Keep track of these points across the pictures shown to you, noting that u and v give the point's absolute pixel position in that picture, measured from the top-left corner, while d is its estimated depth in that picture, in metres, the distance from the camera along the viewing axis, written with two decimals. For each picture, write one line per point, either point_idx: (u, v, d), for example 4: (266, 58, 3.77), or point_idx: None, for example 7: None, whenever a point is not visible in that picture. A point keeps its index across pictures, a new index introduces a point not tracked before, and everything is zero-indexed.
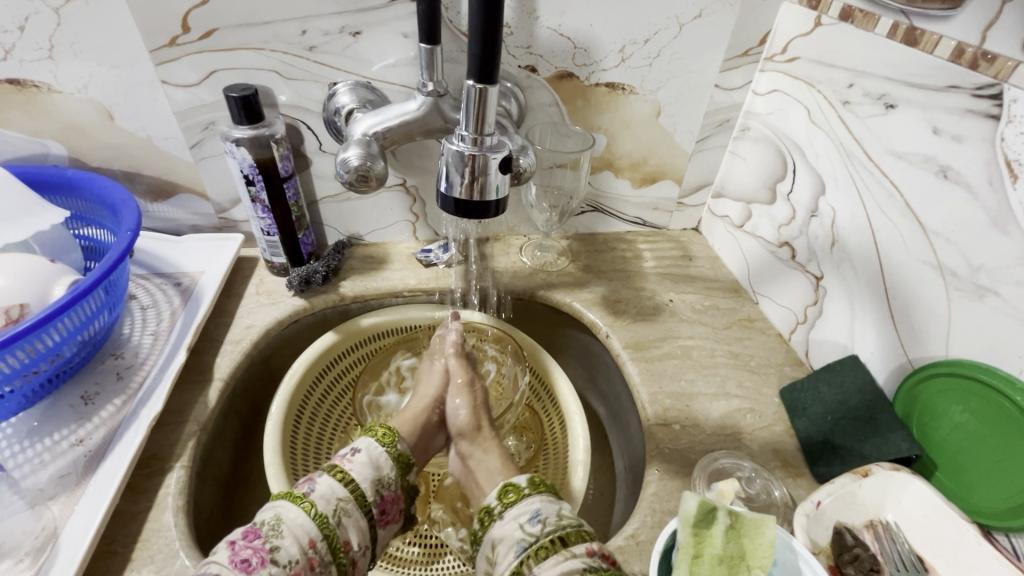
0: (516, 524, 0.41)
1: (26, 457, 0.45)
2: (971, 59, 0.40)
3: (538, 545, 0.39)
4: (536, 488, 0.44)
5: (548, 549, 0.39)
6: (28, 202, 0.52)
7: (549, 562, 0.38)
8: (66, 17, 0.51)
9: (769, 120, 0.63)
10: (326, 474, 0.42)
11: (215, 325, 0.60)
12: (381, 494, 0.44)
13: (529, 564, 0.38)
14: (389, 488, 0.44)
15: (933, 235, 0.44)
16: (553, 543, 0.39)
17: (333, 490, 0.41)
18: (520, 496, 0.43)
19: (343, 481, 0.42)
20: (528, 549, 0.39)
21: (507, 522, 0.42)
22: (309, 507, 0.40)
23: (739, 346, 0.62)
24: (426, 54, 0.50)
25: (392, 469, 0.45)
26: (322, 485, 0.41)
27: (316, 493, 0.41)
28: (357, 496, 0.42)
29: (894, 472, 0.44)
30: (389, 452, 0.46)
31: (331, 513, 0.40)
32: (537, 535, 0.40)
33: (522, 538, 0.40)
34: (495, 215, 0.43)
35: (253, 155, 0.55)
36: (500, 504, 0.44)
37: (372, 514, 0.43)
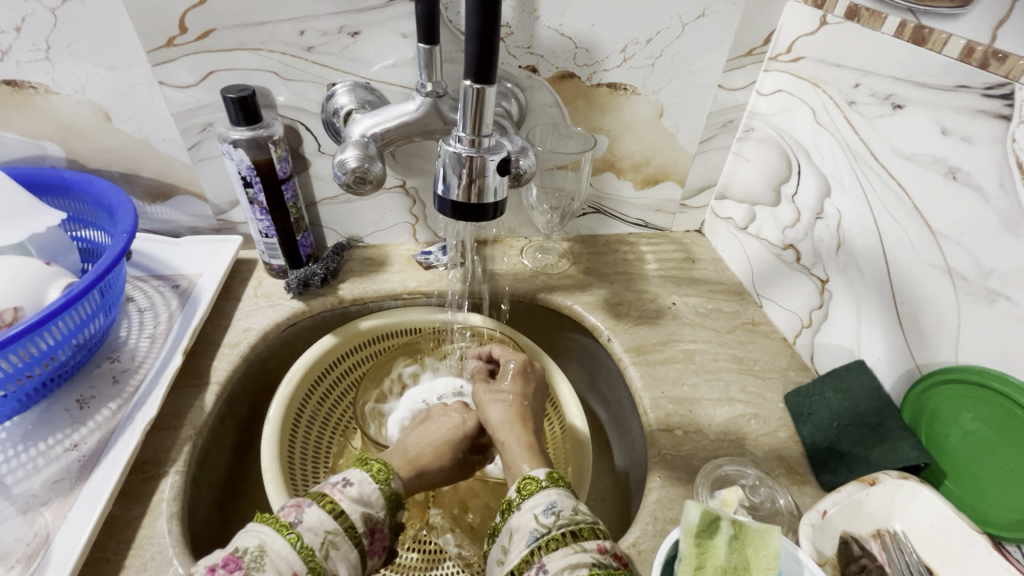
0: (530, 515, 0.40)
1: (20, 462, 0.44)
2: (982, 58, 0.39)
3: (549, 537, 0.38)
4: (554, 482, 0.42)
5: (558, 542, 0.37)
6: (25, 203, 0.52)
7: (558, 554, 0.36)
8: (62, 17, 0.50)
9: (773, 121, 0.62)
10: (313, 505, 0.41)
11: (212, 328, 0.59)
12: (371, 525, 0.42)
13: (540, 554, 0.37)
14: (378, 521, 0.43)
15: (942, 238, 0.43)
16: (564, 536, 0.37)
17: (322, 521, 0.40)
18: (537, 488, 0.42)
19: (332, 513, 0.41)
20: (539, 540, 0.38)
21: (522, 512, 0.40)
22: (294, 538, 0.39)
23: (742, 349, 0.61)
24: (425, 54, 0.49)
25: (383, 506, 0.44)
26: (311, 517, 0.40)
27: (303, 525, 0.39)
28: (347, 528, 0.41)
29: (903, 481, 0.43)
30: (382, 488, 0.44)
31: (318, 546, 0.39)
32: (549, 527, 0.38)
33: (534, 528, 0.39)
34: (494, 217, 0.43)
35: (251, 156, 0.54)
36: (518, 494, 0.42)
37: (362, 544, 0.41)
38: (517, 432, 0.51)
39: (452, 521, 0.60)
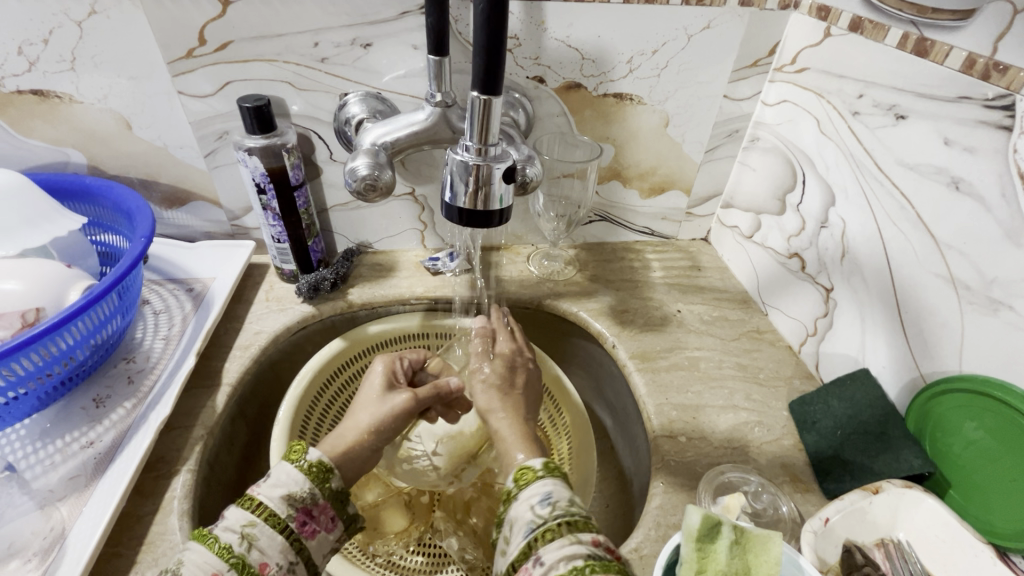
0: (527, 505, 0.40)
1: (38, 458, 0.46)
2: (983, 70, 0.40)
3: (546, 527, 0.38)
4: (551, 472, 0.43)
5: (555, 531, 0.37)
6: (47, 208, 0.54)
7: (555, 544, 0.36)
8: (88, 30, 0.52)
9: (779, 130, 0.63)
10: (236, 507, 0.39)
11: (225, 331, 0.61)
12: (297, 507, 0.40)
13: (536, 546, 0.37)
14: (304, 500, 0.41)
15: (945, 247, 0.44)
16: (561, 526, 0.37)
17: (240, 516, 0.38)
18: (534, 477, 0.42)
19: (250, 508, 0.39)
20: (536, 530, 0.38)
21: (519, 503, 0.41)
22: (213, 541, 0.37)
23: (748, 357, 0.61)
24: (434, 65, 0.51)
25: (305, 482, 0.41)
26: (230, 517, 0.38)
27: (221, 527, 0.38)
28: (267, 517, 0.39)
29: (906, 489, 0.43)
30: (298, 466, 0.42)
31: (237, 542, 0.37)
32: (546, 518, 0.38)
33: (531, 520, 0.39)
34: (499, 224, 0.44)
35: (265, 164, 0.56)
36: (516, 484, 0.42)
37: (291, 529, 0.39)
38: (510, 422, 0.51)
39: (456, 522, 0.61)
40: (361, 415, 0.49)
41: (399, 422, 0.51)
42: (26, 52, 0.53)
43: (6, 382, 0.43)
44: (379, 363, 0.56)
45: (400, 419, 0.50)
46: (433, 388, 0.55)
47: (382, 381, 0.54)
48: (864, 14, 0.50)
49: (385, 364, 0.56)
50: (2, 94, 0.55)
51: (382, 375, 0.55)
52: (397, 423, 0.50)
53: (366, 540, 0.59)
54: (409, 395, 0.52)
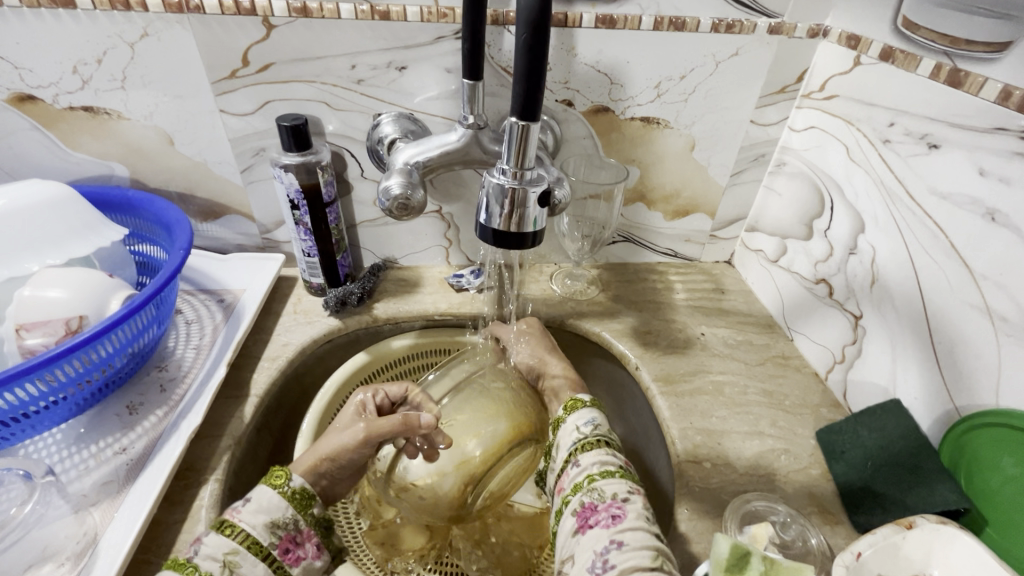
0: (573, 426, 0.49)
1: (73, 462, 0.47)
2: (1019, 102, 0.40)
3: (586, 440, 0.47)
4: (595, 404, 0.52)
5: (592, 444, 0.47)
6: (91, 219, 0.56)
7: (592, 453, 0.46)
8: (139, 51, 0.55)
9: (806, 156, 0.63)
10: (216, 533, 0.40)
11: (253, 342, 0.62)
12: (279, 534, 0.42)
13: (576, 454, 0.47)
14: (286, 527, 0.42)
15: (981, 278, 0.43)
16: (598, 440, 0.47)
17: (221, 544, 0.39)
18: (581, 405, 0.51)
19: (232, 534, 0.40)
20: (578, 442, 0.48)
21: (567, 426, 0.50)
22: (192, 570, 0.38)
23: (773, 384, 0.61)
24: (468, 88, 0.52)
25: (288, 509, 0.43)
26: (209, 545, 0.39)
27: (200, 555, 0.38)
28: (250, 545, 0.40)
29: (942, 525, 0.41)
30: (281, 492, 0.43)
31: (220, 570, 0.38)
32: (587, 434, 0.48)
33: (575, 435, 0.48)
34: (531, 245, 0.44)
35: (300, 181, 0.58)
36: (566, 411, 0.51)
37: (274, 556, 0.41)
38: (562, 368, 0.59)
39: (476, 541, 0.61)
40: (325, 441, 0.49)
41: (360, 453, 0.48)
42: (80, 71, 0.56)
43: (47, 387, 0.44)
44: (356, 394, 0.55)
45: (354, 453, 0.48)
46: (396, 421, 0.48)
47: (351, 413, 0.53)
48: (895, 43, 0.50)
49: (361, 395, 0.55)
50: (55, 110, 0.58)
51: (355, 406, 0.53)
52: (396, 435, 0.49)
53: (384, 556, 0.59)
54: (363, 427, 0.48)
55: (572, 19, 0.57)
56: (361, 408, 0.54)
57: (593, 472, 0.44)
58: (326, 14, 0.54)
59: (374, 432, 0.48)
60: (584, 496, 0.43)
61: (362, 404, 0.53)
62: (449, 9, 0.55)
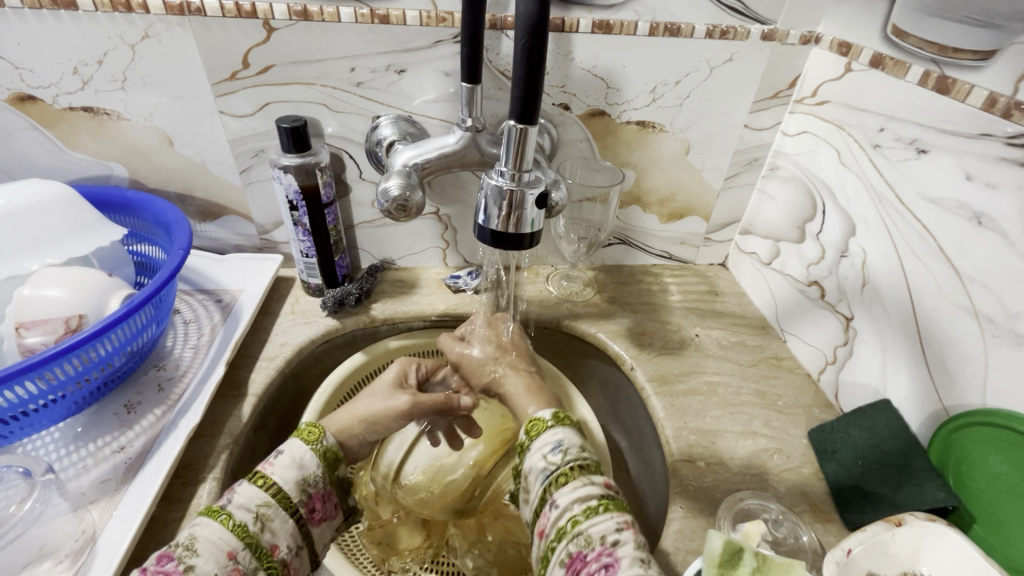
0: (539, 454, 0.45)
1: (71, 461, 0.47)
2: (1004, 109, 0.41)
3: (558, 472, 0.43)
4: (559, 421, 0.48)
5: (567, 475, 0.43)
6: (91, 219, 0.56)
7: (568, 488, 0.42)
8: (139, 52, 0.55)
9: (799, 160, 0.64)
10: (248, 484, 0.42)
11: (251, 342, 0.62)
12: (309, 492, 0.44)
13: (552, 490, 0.43)
14: (316, 485, 0.45)
15: (968, 281, 0.44)
16: (573, 470, 0.43)
17: (254, 496, 0.41)
18: (544, 427, 0.47)
19: (264, 486, 0.42)
20: (551, 476, 0.43)
21: (532, 452, 0.46)
22: (228, 519, 0.39)
23: (766, 384, 0.62)
24: (467, 91, 0.53)
25: (318, 466, 0.45)
26: (242, 495, 0.41)
27: (234, 504, 0.40)
28: (281, 499, 0.42)
29: (930, 523, 0.42)
30: (314, 449, 0.46)
31: (252, 521, 0.40)
32: (558, 463, 0.44)
33: (545, 466, 0.44)
34: (529, 246, 0.45)
35: (299, 182, 0.58)
36: (529, 435, 0.48)
37: (301, 513, 0.43)
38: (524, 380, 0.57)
39: (470, 542, 0.61)
40: (360, 404, 0.52)
41: (394, 423, 0.52)
42: (81, 72, 0.56)
43: (46, 385, 0.45)
44: (394, 363, 0.58)
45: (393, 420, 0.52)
46: (440, 398, 0.54)
47: (393, 379, 0.56)
48: (885, 51, 0.51)
49: (399, 365, 0.58)
50: (55, 110, 0.58)
51: (397, 373, 0.57)
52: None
53: (381, 556, 0.59)
54: (409, 396, 0.53)
55: (569, 24, 0.58)
56: (402, 377, 0.58)
57: (575, 513, 0.40)
58: (326, 17, 0.54)
59: (419, 402, 0.53)
60: (570, 545, 0.39)
61: (405, 372, 0.57)
62: (448, 14, 0.55)
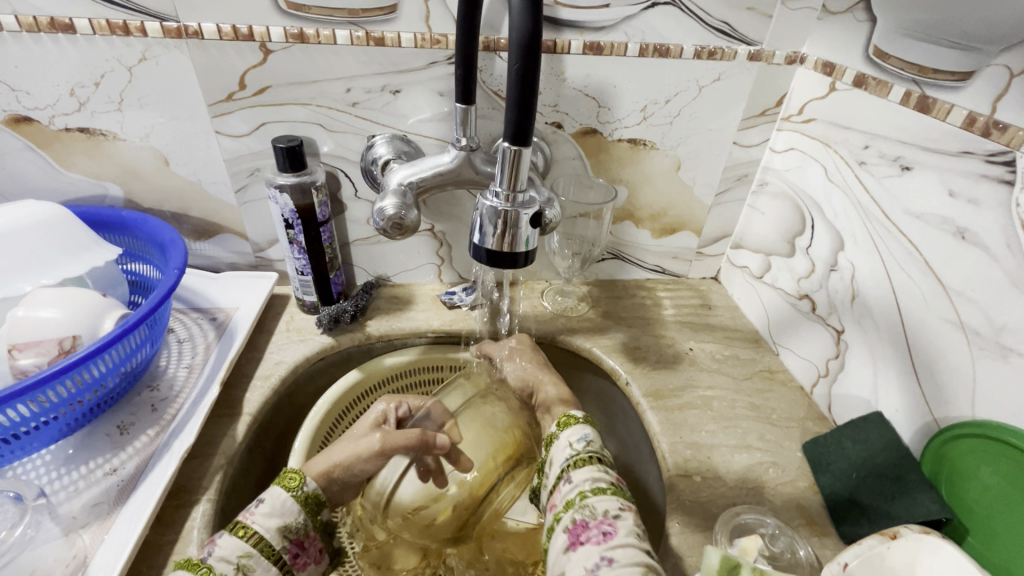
0: (566, 442, 0.48)
1: (62, 484, 0.47)
2: (983, 127, 0.42)
3: (579, 457, 0.45)
4: (589, 420, 0.50)
5: (585, 461, 0.45)
6: (86, 239, 0.56)
7: (585, 469, 0.44)
8: (136, 75, 0.56)
9: (787, 176, 0.65)
10: (228, 534, 0.41)
11: (246, 361, 0.62)
12: (291, 538, 0.44)
13: (568, 470, 0.45)
14: (297, 531, 0.44)
15: (955, 294, 0.45)
16: (591, 457, 0.45)
17: (235, 547, 0.41)
18: (574, 422, 0.49)
19: (244, 536, 0.41)
20: (571, 459, 0.46)
21: (559, 441, 0.48)
22: (206, 571, 0.39)
23: (760, 398, 0.62)
24: (461, 112, 0.54)
25: (300, 512, 0.45)
26: (223, 546, 0.41)
27: (215, 556, 0.40)
28: (263, 548, 0.42)
29: (922, 535, 0.42)
30: (295, 495, 0.46)
31: (233, 571, 0.40)
32: (580, 450, 0.46)
33: (569, 451, 0.47)
34: (524, 264, 0.45)
35: (294, 201, 0.58)
36: (558, 427, 0.50)
37: (284, 561, 0.43)
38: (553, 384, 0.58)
39: (467, 561, 0.60)
40: (339, 447, 0.52)
41: (371, 464, 0.52)
42: (77, 93, 0.56)
43: (39, 408, 0.44)
44: (379, 402, 0.58)
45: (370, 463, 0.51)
46: (415, 436, 0.52)
47: (370, 421, 0.56)
48: (868, 71, 0.52)
49: (383, 405, 0.57)
50: (50, 131, 0.59)
51: (375, 415, 0.56)
52: (365, 466, 0.51)
53: None
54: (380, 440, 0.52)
55: (560, 45, 0.59)
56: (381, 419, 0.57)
57: (585, 489, 0.43)
58: (322, 39, 0.55)
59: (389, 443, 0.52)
60: (576, 513, 0.41)
61: (382, 415, 0.56)
62: (442, 36, 0.56)
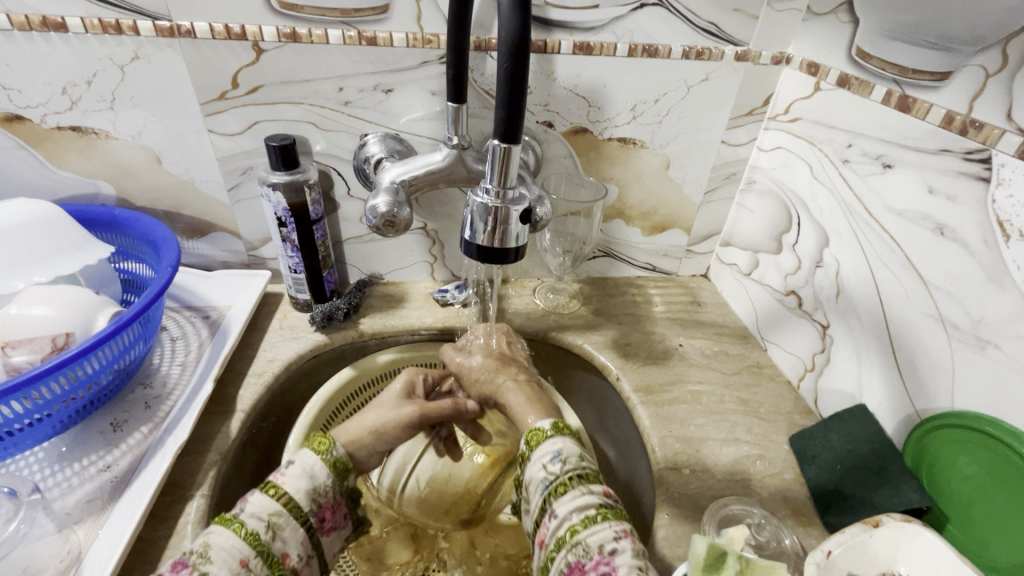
0: (539, 464, 0.44)
1: (56, 481, 0.47)
2: (961, 126, 0.43)
3: (558, 483, 0.42)
4: (559, 431, 0.47)
5: (566, 485, 0.42)
6: (78, 237, 0.56)
7: (567, 498, 0.41)
8: (129, 73, 0.56)
9: (774, 174, 0.66)
10: (259, 492, 0.42)
11: (239, 358, 0.62)
12: (319, 501, 0.44)
13: (551, 500, 0.42)
14: (326, 494, 0.44)
15: (934, 289, 0.46)
16: (571, 480, 0.42)
17: (266, 505, 0.41)
18: (545, 438, 0.46)
19: (276, 495, 0.42)
20: (550, 486, 0.43)
21: (533, 463, 0.45)
22: (240, 527, 0.39)
23: (748, 392, 0.63)
24: (453, 111, 0.54)
25: (329, 475, 0.45)
26: (254, 504, 0.41)
27: (246, 512, 0.40)
28: (292, 508, 0.42)
29: (905, 523, 0.43)
30: (325, 458, 0.45)
31: (263, 529, 0.40)
32: (557, 474, 0.43)
33: (545, 476, 0.43)
34: (514, 260, 0.46)
35: (287, 200, 0.59)
36: (529, 445, 0.47)
37: (311, 523, 0.43)
38: (518, 386, 0.55)
39: (459, 557, 0.62)
40: (371, 414, 0.52)
41: (402, 434, 0.53)
42: (69, 92, 0.57)
43: (32, 404, 0.44)
44: (403, 373, 0.58)
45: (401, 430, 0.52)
46: (447, 406, 0.56)
47: (400, 390, 0.56)
48: (851, 71, 0.54)
49: (408, 375, 0.58)
50: (42, 129, 0.59)
51: (404, 383, 0.57)
52: (398, 434, 0.52)
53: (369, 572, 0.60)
54: (418, 407, 0.54)
55: (551, 45, 0.60)
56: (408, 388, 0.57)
57: (574, 523, 0.40)
58: (315, 39, 0.56)
59: (426, 409, 0.54)
60: (570, 554, 0.39)
61: (411, 384, 0.57)
62: (434, 36, 0.57)
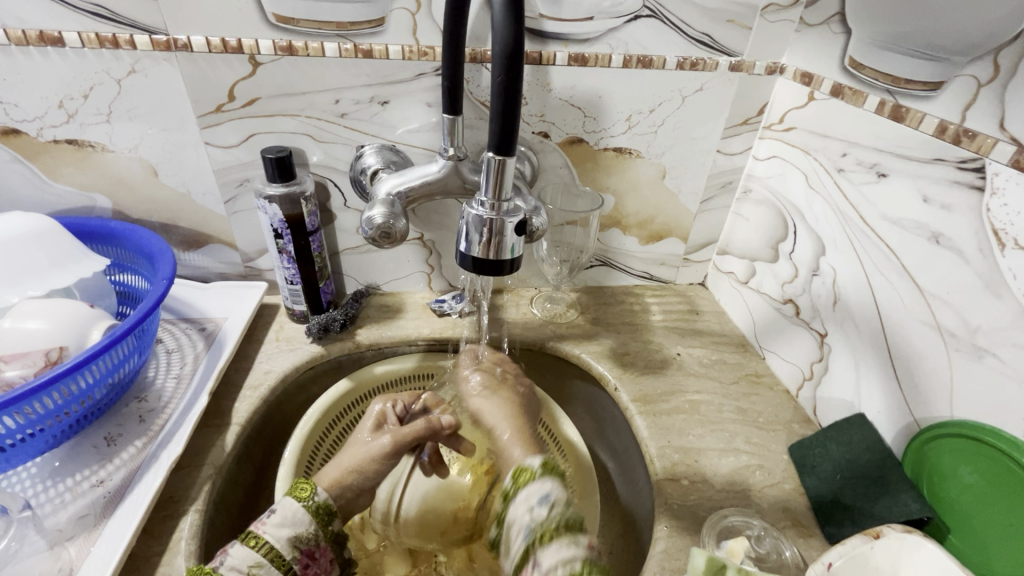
0: (525, 505, 0.41)
1: (49, 496, 0.46)
2: (954, 135, 0.43)
3: (544, 529, 0.39)
4: (549, 471, 0.43)
5: (553, 533, 0.39)
6: (74, 251, 0.56)
7: (553, 547, 0.38)
8: (126, 87, 0.56)
9: (769, 183, 0.67)
10: (240, 544, 0.42)
11: (235, 370, 0.62)
12: (301, 548, 0.44)
13: (535, 549, 0.38)
14: (308, 542, 0.44)
15: (931, 297, 0.46)
16: (558, 528, 0.39)
17: (247, 557, 0.41)
18: (532, 477, 0.43)
19: (256, 546, 0.42)
20: (534, 532, 0.39)
21: (518, 503, 0.42)
22: None
23: (747, 401, 0.63)
24: (448, 122, 0.54)
25: (311, 523, 0.45)
26: (235, 556, 0.40)
27: (226, 565, 0.40)
28: (273, 558, 0.42)
29: (906, 534, 0.42)
30: (307, 505, 0.45)
31: None
32: (545, 519, 0.40)
33: (529, 521, 0.40)
34: (510, 272, 0.46)
35: (284, 211, 0.59)
36: (515, 483, 0.44)
37: (294, 569, 0.43)
38: (506, 416, 0.53)
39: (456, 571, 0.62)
40: (352, 453, 0.51)
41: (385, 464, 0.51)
42: (66, 106, 0.57)
43: (25, 420, 0.44)
44: (376, 402, 0.57)
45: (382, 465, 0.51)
46: (421, 427, 0.54)
47: (372, 423, 0.55)
48: (844, 81, 0.54)
49: (380, 404, 0.57)
50: (39, 143, 0.59)
51: (374, 418, 0.55)
52: (379, 466, 0.51)
53: None
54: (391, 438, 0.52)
55: (546, 57, 0.60)
56: (381, 418, 0.56)
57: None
58: (311, 52, 0.56)
59: (400, 440, 0.52)
60: None
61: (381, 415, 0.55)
62: (430, 48, 0.57)
